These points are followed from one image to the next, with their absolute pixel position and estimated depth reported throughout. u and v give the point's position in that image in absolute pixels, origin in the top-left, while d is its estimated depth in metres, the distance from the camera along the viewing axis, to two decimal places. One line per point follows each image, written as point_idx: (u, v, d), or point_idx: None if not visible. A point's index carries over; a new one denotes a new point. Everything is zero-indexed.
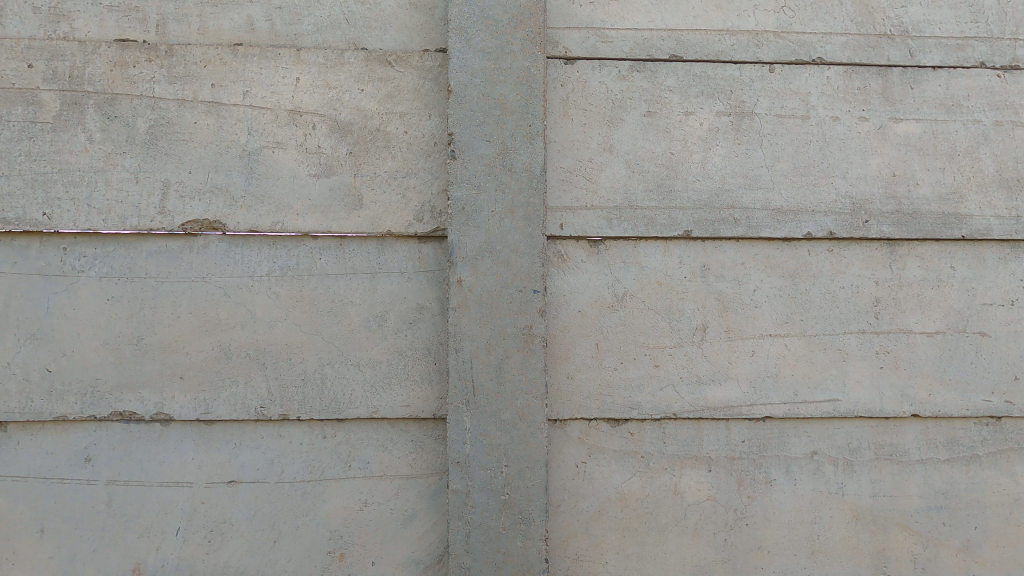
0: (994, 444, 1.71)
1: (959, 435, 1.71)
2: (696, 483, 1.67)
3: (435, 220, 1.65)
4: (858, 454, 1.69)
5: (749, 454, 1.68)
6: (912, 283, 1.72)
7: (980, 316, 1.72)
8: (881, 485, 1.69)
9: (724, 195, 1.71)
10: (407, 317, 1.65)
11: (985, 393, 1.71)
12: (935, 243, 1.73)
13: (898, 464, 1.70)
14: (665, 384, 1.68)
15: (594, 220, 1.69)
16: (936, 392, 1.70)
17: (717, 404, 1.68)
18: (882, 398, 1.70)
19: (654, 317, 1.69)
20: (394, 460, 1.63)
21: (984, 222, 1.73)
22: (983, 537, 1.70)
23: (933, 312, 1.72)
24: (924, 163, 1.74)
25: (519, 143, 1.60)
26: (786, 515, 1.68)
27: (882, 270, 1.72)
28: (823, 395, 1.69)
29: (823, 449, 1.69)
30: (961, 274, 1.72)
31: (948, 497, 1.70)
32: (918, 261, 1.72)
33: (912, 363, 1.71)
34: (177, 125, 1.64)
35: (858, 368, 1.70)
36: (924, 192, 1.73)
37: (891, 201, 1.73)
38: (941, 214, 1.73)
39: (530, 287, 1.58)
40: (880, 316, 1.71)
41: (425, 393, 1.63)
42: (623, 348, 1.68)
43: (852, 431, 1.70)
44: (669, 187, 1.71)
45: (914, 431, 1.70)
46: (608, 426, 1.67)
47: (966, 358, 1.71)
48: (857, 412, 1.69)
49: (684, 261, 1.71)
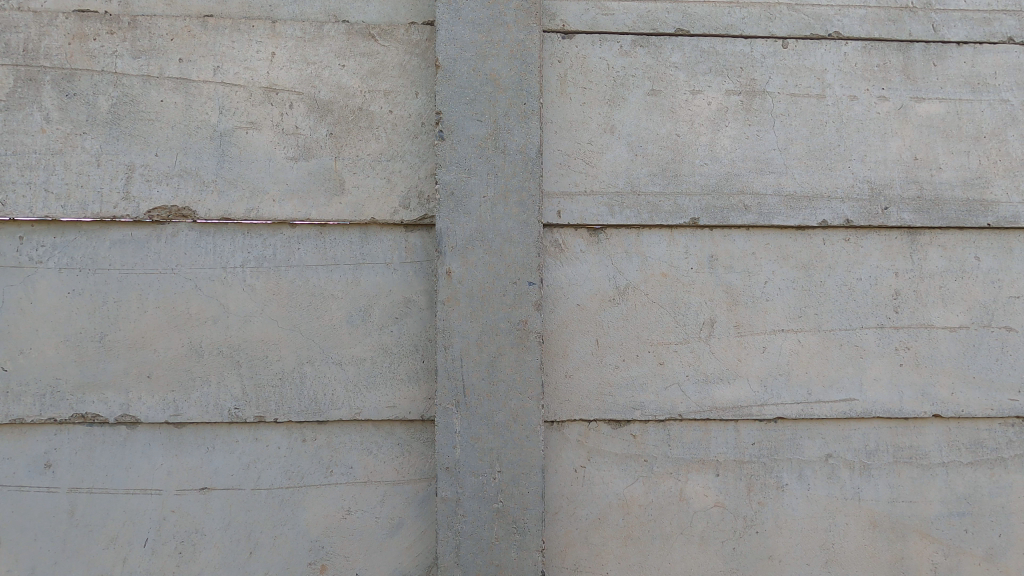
0: (1020, 446, 1.60)
1: (983, 437, 1.60)
2: (703, 488, 1.57)
3: (422, 207, 1.53)
4: (875, 457, 1.59)
5: (759, 457, 1.58)
6: (934, 274, 1.60)
7: (1005, 309, 1.61)
8: (900, 490, 1.59)
9: (733, 180, 1.59)
10: (392, 312, 1.53)
11: (1010, 392, 1.60)
12: (958, 232, 1.61)
13: (918, 468, 1.59)
14: (670, 383, 1.57)
15: (593, 206, 1.57)
16: (959, 391, 1.59)
17: (725, 405, 1.57)
18: (902, 397, 1.59)
19: (658, 311, 1.58)
20: (378, 466, 1.52)
21: (1011, 209, 1.61)
22: (1008, 545, 1.60)
23: (955, 305, 1.61)
24: (948, 146, 1.62)
25: (512, 123, 1.48)
26: (798, 522, 1.58)
27: (902, 261, 1.60)
28: (839, 394, 1.58)
29: (839, 452, 1.59)
30: (986, 265, 1.61)
31: (971, 502, 1.60)
32: (940, 251, 1.61)
33: (934, 360, 1.60)
34: (142, 103, 1.51)
35: (876, 365, 1.59)
36: (947, 176, 1.62)
37: (912, 186, 1.61)
38: (965, 200, 1.61)
39: (524, 279, 1.46)
40: (899, 310, 1.60)
41: (411, 393, 1.52)
42: (625, 344, 1.57)
43: (869, 433, 1.59)
44: (675, 171, 1.59)
45: (935, 433, 1.60)
46: (610, 428, 1.56)
47: (991, 354, 1.60)
48: (875, 412, 1.58)
49: (691, 251, 1.59)
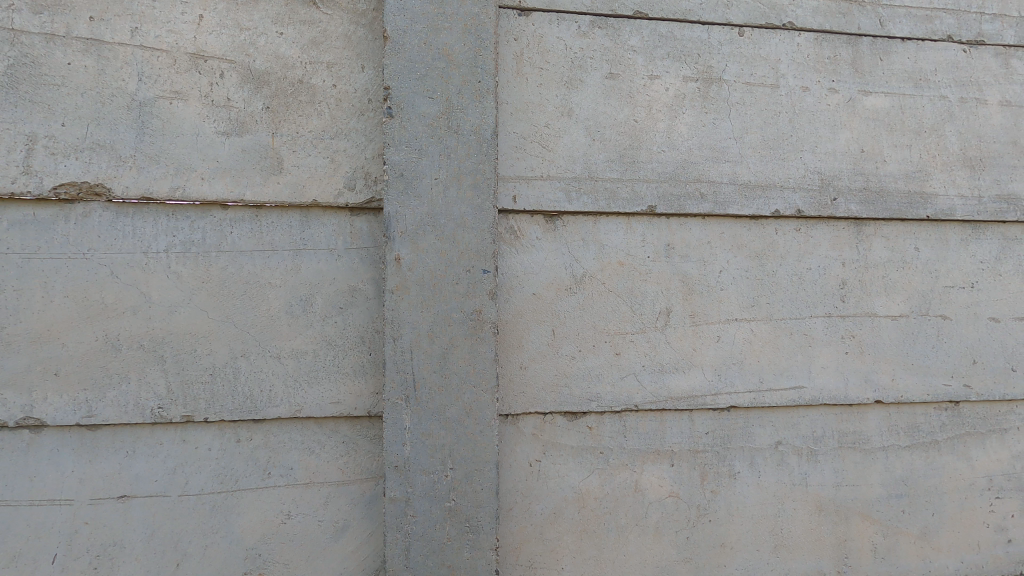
0: (952, 429, 1.68)
1: (919, 421, 1.67)
2: (658, 479, 1.55)
3: (369, 189, 1.43)
4: (822, 443, 1.62)
5: (713, 446, 1.58)
6: (878, 264, 1.65)
7: (941, 298, 1.67)
8: (844, 475, 1.63)
9: (690, 168, 1.57)
10: (336, 301, 1.43)
11: (945, 378, 1.67)
12: (900, 223, 1.66)
13: (861, 452, 1.64)
14: (626, 373, 1.54)
15: (550, 192, 1.51)
16: (899, 378, 1.65)
17: (680, 394, 1.56)
18: (847, 384, 1.63)
19: (615, 300, 1.54)
20: (321, 466, 1.42)
21: (947, 202, 1.67)
22: (940, 523, 1.67)
23: (897, 295, 1.66)
24: (892, 140, 1.66)
25: (466, 102, 1.39)
26: (749, 509, 1.59)
27: (848, 251, 1.64)
28: (789, 382, 1.60)
29: (788, 439, 1.61)
30: (925, 256, 1.67)
31: (908, 483, 1.66)
32: (883, 242, 1.65)
33: (876, 348, 1.64)
34: (45, 66, 1.33)
35: (824, 353, 1.62)
36: (891, 169, 1.66)
37: (859, 178, 1.64)
38: (907, 192, 1.66)
39: (478, 266, 1.39)
40: (846, 299, 1.63)
41: (357, 388, 1.42)
42: (582, 334, 1.53)
43: (816, 420, 1.62)
44: (632, 158, 1.55)
45: (876, 418, 1.65)
46: (565, 420, 1.52)
47: (928, 341, 1.67)
48: (822, 399, 1.61)
49: (648, 240, 1.56)
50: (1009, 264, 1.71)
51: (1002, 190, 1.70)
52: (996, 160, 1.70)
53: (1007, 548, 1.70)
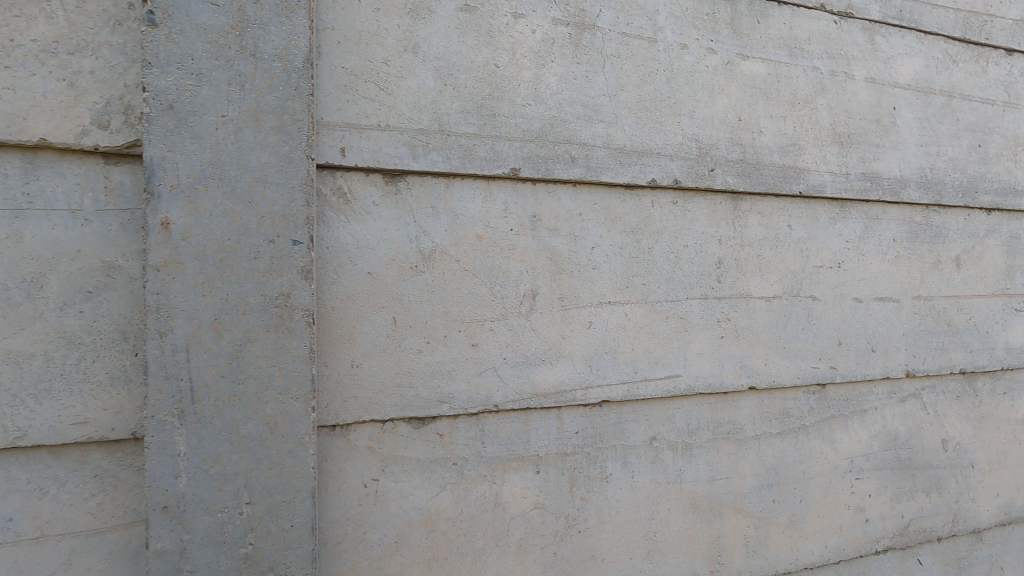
0: (818, 413, 1.64)
1: (789, 406, 1.61)
2: (521, 489, 1.34)
3: (129, 127, 1.03)
4: (697, 435, 1.50)
5: (583, 448, 1.39)
6: (753, 242, 1.54)
7: (811, 278, 1.61)
8: (718, 467, 1.53)
9: (559, 127, 1.35)
10: (80, 283, 1.03)
11: (813, 361, 1.62)
12: (774, 199, 1.57)
13: (734, 443, 1.54)
14: (484, 368, 1.29)
15: (389, 146, 1.21)
16: (772, 362, 1.57)
17: (547, 390, 1.35)
18: (722, 371, 1.51)
19: (471, 281, 1.29)
20: (60, 512, 1.02)
21: (819, 178, 1.60)
22: (807, 509, 1.64)
23: (770, 275, 1.56)
24: (768, 109, 1.56)
25: (267, 15, 1.04)
26: (622, 514, 1.43)
27: (725, 228, 1.51)
28: (664, 371, 1.45)
29: (663, 433, 1.47)
30: (797, 234, 1.59)
31: (778, 472, 1.60)
32: (758, 218, 1.55)
33: (751, 332, 1.54)
34: None
35: (700, 339, 1.49)
36: (767, 141, 1.55)
37: (736, 148, 1.51)
38: (782, 166, 1.56)
39: (286, 236, 1.05)
40: (722, 280, 1.51)
41: (115, 402, 1.04)
42: (430, 323, 1.25)
43: (691, 411, 1.49)
44: (492, 110, 1.29)
45: (750, 406, 1.56)
46: (410, 428, 1.25)
47: (799, 324, 1.60)
48: (697, 388, 1.48)
49: (510, 209, 1.32)
50: (870, 244, 1.69)
51: (867, 169, 1.67)
52: (862, 138, 1.66)
53: (863, 527, 1.72)
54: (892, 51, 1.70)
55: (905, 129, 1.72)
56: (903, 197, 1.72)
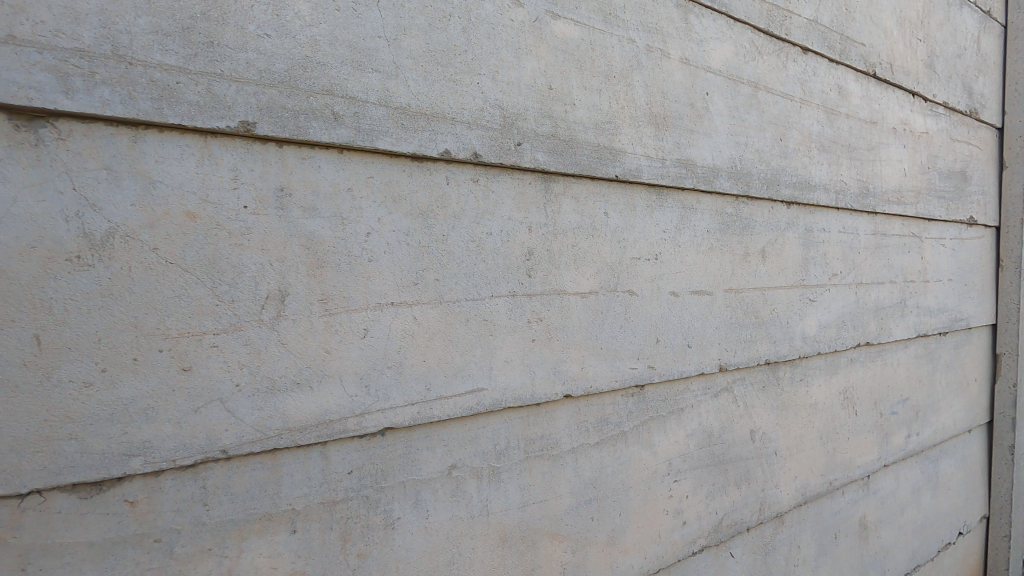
0: (637, 417, 1.52)
1: (607, 413, 1.46)
2: (269, 558, 1.00)
3: None
4: (505, 457, 1.28)
5: (359, 491, 1.09)
6: (567, 230, 1.35)
7: (628, 272, 1.48)
8: (530, 491, 1.32)
9: (313, 72, 1.01)
10: None
11: (631, 361, 1.49)
12: (590, 182, 1.39)
13: (548, 460, 1.35)
14: (204, 400, 0.93)
15: (18, 70, 0.79)
16: (588, 366, 1.40)
17: (303, 423, 1.01)
18: (534, 380, 1.30)
19: (179, 279, 0.91)
20: None
21: (635, 161, 1.46)
22: (625, 521, 1.52)
23: (586, 268, 1.39)
24: (582, 80, 1.36)
25: None
26: (413, 566, 1.15)
27: (535, 213, 1.29)
28: (464, 386, 1.20)
29: (463, 460, 1.22)
30: (613, 223, 1.44)
31: (596, 486, 1.45)
32: (573, 203, 1.36)
33: (565, 333, 1.35)
34: None
35: (507, 344, 1.26)
36: (580, 116, 1.36)
37: (546, 121, 1.29)
38: (597, 145, 1.39)
39: None
40: (533, 274, 1.29)
41: None
42: (109, 340, 0.86)
43: (498, 429, 1.27)
44: (206, 37, 0.91)
45: (565, 416, 1.38)
46: (73, 496, 0.85)
47: (616, 321, 1.45)
48: (505, 403, 1.25)
49: (243, 179, 0.95)
50: (686, 235, 1.61)
51: (682, 155, 1.57)
52: (677, 122, 1.56)
53: (679, 530, 1.66)
54: (704, 33, 1.63)
55: (717, 117, 1.66)
56: (715, 187, 1.66)
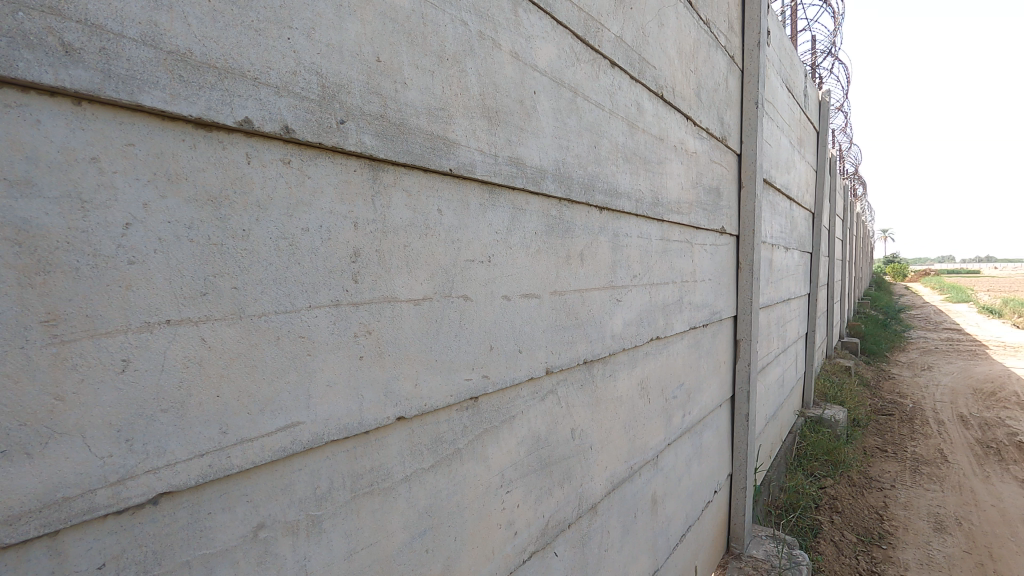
0: (472, 431, 1.42)
1: (442, 431, 1.32)
2: None
3: None
4: (327, 502, 1.05)
5: None
6: (397, 228, 1.17)
7: (463, 275, 1.35)
8: (358, 536, 1.12)
9: None
10: None
11: (466, 372, 1.37)
12: (423, 174, 1.23)
13: (379, 496, 1.16)
14: None
15: None
16: (422, 382, 1.24)
17: (14, 511, 0.67)
18: (362, 405, 1.10)
19: None
20: None
21: (469, 155, 1.34)
22: (461, 545, 1.40)
23: (419, 271, 1.22)
24: (413, 57, 1.19)
25: None
26: None
27: (362, 207, 1.09)
28: (274, 423, 0.94)
29: (273, 515, 0.96)
30: (447, 221, 1.30)
31: (431, 513, 1.30)
32: (404, 196, 1.19)
33: (397, 346, 1.18)
34: None
35: (329, 365, 1.03)
36: (413, 98, 1.19)
37: (374, 98, 1.10)
38: (430, 134, 1.23)
39: None
40: (359, 279, 1.09)
41: None
42: None
43: (318, 469, 1.04)
44: None
45: (398, 442, 1.20)
46: None
47: (451, 330, 1.32)
48: (327, 437, 1.03)
49: None
50: (516, 236, 1.55)
51: (513, 153, 1.51)
52: (508, 118, 1.49)
53: (512, 541, 1.60)
54: (531, 30, 1.59)
55: (543, 117, 1.64)
56: (543, 188, 1.64)
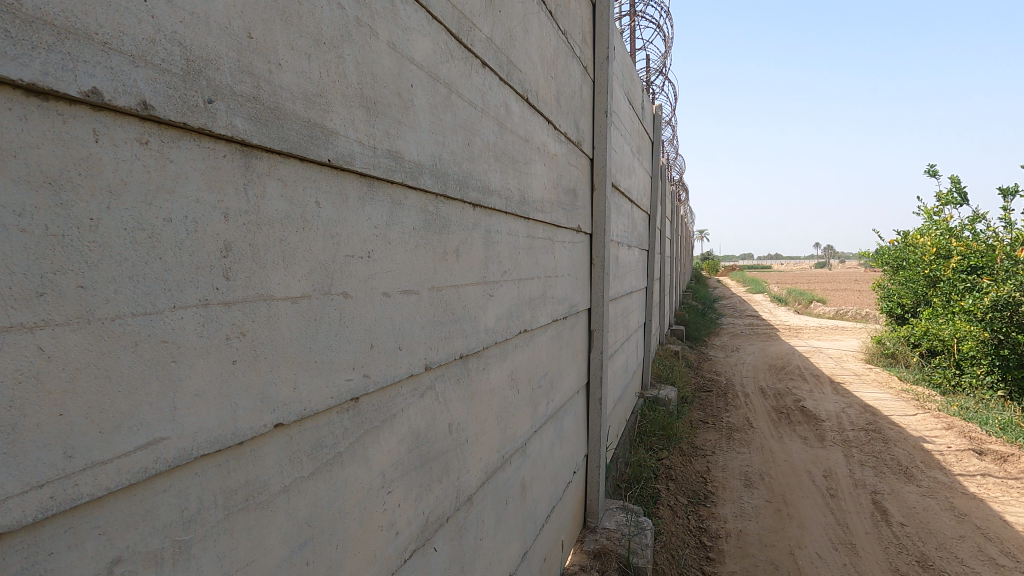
0: (352, 433, 1.36)
1: (322, 435, 1.26)
2: None
3: None
4: (196, 524, 0.94)
5: None
6: (272, 221, 1.08)
7: (342, 271, 1.29)
8: (232, 557, 1.02)
9: None
10: None
11: (347, 372, 1.31)
12: (299, 164, 1.15)
13: (256, 510, 1.07)
14: None
15: None
16: (302, 385, 1.16)
17: None
18: (237, 414, 1.00)
19: None
20: None
21: (348, 146, 1.29)
22: (342, 553, 1.34)
23: (297, 267, 1.15)
24: (288, 37, 1.11)
25: None
26: None
27: (233, 196, 0.99)
28: (134, 440, 0.82)
29: (132, 547, 0.84)
30: (325, 215, 1.24)
31: (312, 523, 1.23)
32: (279, 186, 1.10)
33: (274, 349, 1.09)
34: None
35: (198, 372, 0.92)
36: (287, 81, 1.11)
37: (245, 78, 1.01)
38: (307, 121, 1.16)
39: None
40: (230, 275, 0.98)
41: None
42: None
43: (186, 489, 0.92)
44: None
45: (276, 451, 1.11)
46: None
47: (331, 328, 1.26)
48: (197, 453, 0.92)
49: None
50: (395, 231, 1.52)
51: (391, 146, 1.47)
52: (385, 109, 1.45)
53: (393, 542, 1.57)
54: (408, 22, 1.56)
55: (419, 111, 1.62)
56: (421, 183, 1.62)
